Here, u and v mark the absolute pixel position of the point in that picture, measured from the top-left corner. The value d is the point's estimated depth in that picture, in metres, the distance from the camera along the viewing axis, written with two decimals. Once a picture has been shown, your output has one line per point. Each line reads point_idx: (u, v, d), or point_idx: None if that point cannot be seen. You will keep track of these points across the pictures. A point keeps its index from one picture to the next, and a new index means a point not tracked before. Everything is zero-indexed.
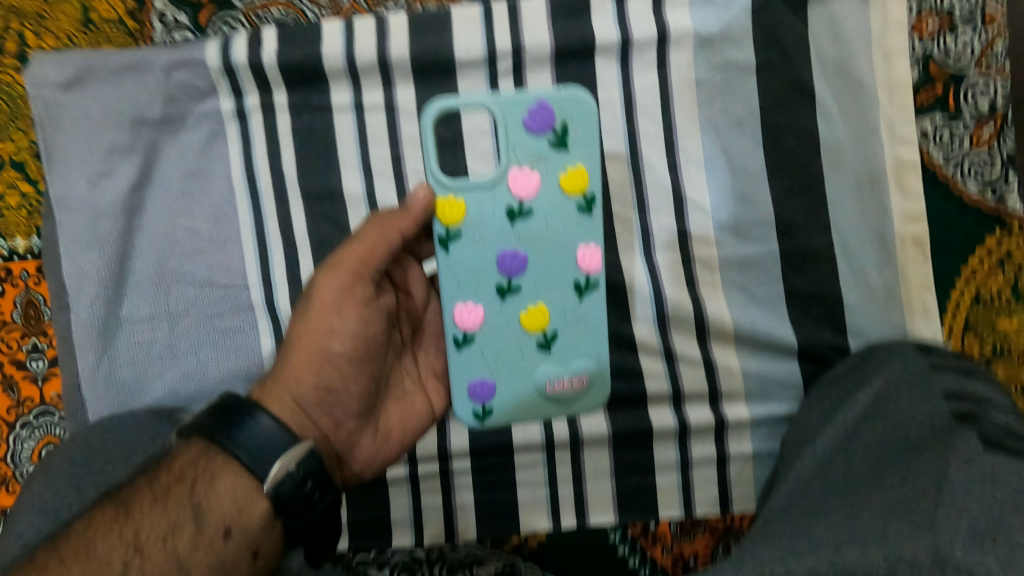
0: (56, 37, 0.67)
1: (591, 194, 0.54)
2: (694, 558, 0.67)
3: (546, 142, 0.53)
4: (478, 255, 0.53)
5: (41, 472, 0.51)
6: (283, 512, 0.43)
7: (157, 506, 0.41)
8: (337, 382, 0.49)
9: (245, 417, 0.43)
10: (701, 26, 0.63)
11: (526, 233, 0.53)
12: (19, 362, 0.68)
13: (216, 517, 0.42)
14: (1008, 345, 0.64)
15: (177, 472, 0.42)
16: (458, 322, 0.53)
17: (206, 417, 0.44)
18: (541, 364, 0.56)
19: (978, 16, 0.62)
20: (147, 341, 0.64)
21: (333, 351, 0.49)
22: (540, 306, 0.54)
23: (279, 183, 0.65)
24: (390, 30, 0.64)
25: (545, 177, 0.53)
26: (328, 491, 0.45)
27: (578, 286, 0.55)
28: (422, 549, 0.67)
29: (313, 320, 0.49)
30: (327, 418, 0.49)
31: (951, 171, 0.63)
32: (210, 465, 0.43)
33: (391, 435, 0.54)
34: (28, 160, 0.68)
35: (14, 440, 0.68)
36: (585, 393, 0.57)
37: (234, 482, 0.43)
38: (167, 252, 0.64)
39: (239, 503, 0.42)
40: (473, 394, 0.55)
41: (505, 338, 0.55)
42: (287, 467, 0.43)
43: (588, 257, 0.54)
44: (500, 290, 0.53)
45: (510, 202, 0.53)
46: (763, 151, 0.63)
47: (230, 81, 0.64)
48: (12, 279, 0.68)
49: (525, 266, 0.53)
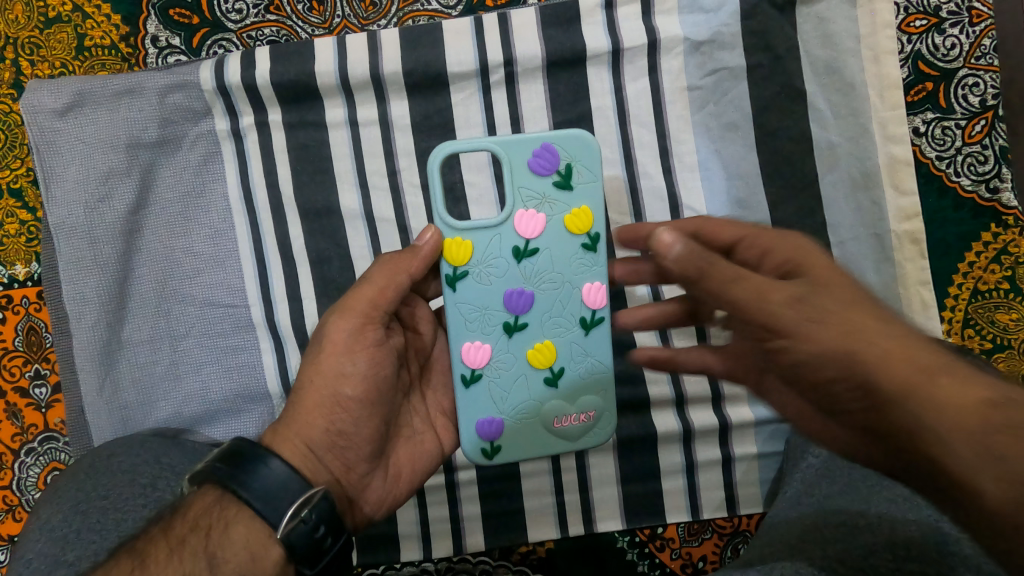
0: (50, 64, 0.68)
1: (597, 232, 0.52)
2: (702, 561, 0.66)
3: (551, 183, 0.52)
4: (484, 294, 0.52)
5: (50, 499, 0.51)
6: (295, 559, 0.40)
7: (171, 558, 0.39)
8: (349, 425, 0.47)
9: (256, 461, 0.41)
10: (690, 31, 0.64)
11: (532, 271, 0.52)
12: (23, 389, 0.68)
13: (230, 568, 0.39)
14: (1009, 337, 0.63)
15: (190, 521, 0.40)
16: (463, 359, 0.52)
17: (216, 463, 0.41)
18: (549, 400, 0.53)
19: (966, 13, 0.63)
20: (149, 364, 0.64)
21: (344, 395, 0.47)
22: (547, 342, 0.53)
23: (276, 201, 0.65)
24: (382, 44, 0.64)
25: (551, 217, 0.52)
26: (341, 536, 0.42)
27: (585, 321, 0.53)
28: (431, 562, 0.67)
29: (324, 363, 0.47)
30: (338, 461, 0.47)
31: (944, 168, 0.64)
32: (223, 512, 0.41)
33: (401, 475, 0.51)
34: (25, 187, 0.68)
35: (20, 467, 0.67)
36: (594, 430, 0.54)
37: (248, 529, 0.40)
38: (167, 274, 0.65)
39: (253, 552, 0.40)
40: (479, 432, 0.53)
41: (511, 375, 0.53)
42: (299, 512, 0.40)
43: (595, 292, 0.52)
44: (507, 327, 0.52)
45: (516, 242, 0.52)
46: (757, 152, 0.64)
47: (224, 101, 0.64)
48: (13, 306, 0.68)
49: (531, 304, 0.52)
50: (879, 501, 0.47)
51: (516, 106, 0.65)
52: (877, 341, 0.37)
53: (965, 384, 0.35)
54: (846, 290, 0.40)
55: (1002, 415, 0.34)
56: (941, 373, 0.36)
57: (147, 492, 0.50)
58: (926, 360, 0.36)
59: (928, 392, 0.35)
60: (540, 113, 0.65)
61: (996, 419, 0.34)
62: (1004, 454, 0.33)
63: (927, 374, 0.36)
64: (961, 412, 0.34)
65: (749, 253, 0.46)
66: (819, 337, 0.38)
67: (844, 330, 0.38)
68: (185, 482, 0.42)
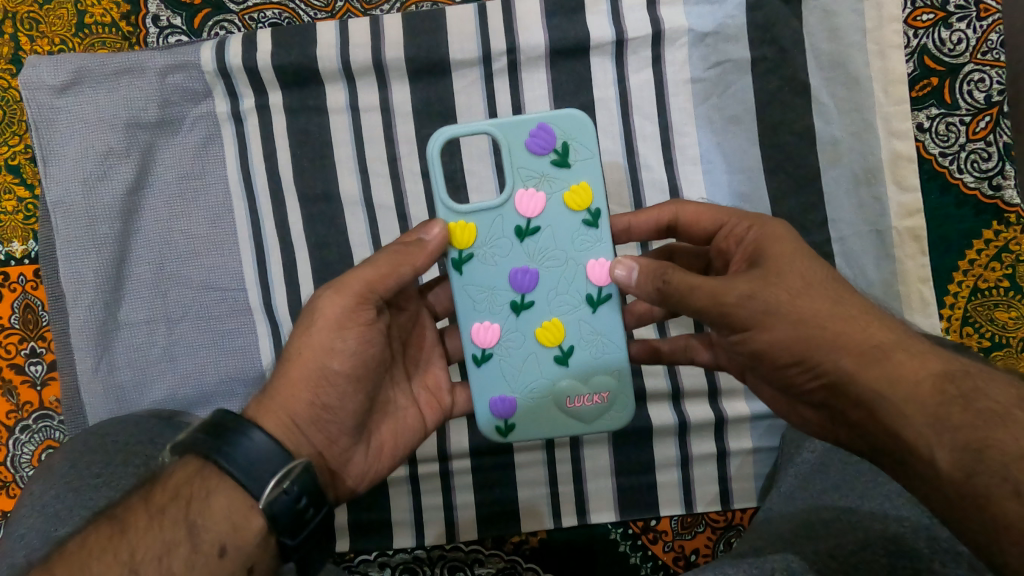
0: (50, 41, 0.68)
1: (598, 208, 0.51)
2: (694, 555, 0.66)
3: (549, 162, 0.51)
4: (490, 274, 0.52)
5: (43, 474, 0.51)
6: (278, 529, 0.40)
7: (151, 526, 0.39)
8: (334, 400, 0.47)
9: (234, 431, 0.40)
10: (696, 23, 0.63)
11: (536, 250, 0.52)
12: (18, 366, 0.68)
13: (212, 535, 0.39)
14: (1008, 335, 0.63)
15: (170, 490, 0.40)
16: (474, 339, 0.52)
17: (199, 435, 0.41)
18: (561, 380, 0.52)
19: (973, 8, 0.63)
20: (146, 345, 0.64)
21: (331, 369, 0.46)
22: (556, 320, 0.52)
23: (276, 184, 0.65)
24: (384, 29, 0.64)
25: (551, 196, 0.51)
26: (323, 507, 0.41)
27: (591, 299, 0.52)
28: (423, 550, 0.66)
29: (314, 337, 0.46)
30: (321, 433, 0.47)
31: (947, 164, 0.63)
32: (204, 483, 0.40)
33: (382, 450, 0.52)
34: (24, 164, 0.68)
35: (14, 443, 0.68)
36: (611, 411, 0.53)
37: (228, 499, 0.40)
38: (165, 255, 0.65)
39: (234, 521, 0.40)
40: (493, 410, 0.52)
41: (522, 353, 0.52)
42: (281, 484, 0.40)
43: (599, 268, 0.51)
44: (514, 306, 0.52)
45: (517, 222, 0.51)
46: (759, 146, 0.64)
47: (225, 84, 0.64)
48: (10, 284, 0.68)
49: (537, 282, 0.52)
50: (873, 496, 0.48)
51: (518, 95, 0.65)
52: (826, 325, 0.41)
53: (918, 358, 0.39)
54: (798, 275, 0.43)
55: (955, 387, 0.38)
56: (894, 350, 0.40)
57: (138, 471, 0.50)
58: (878, 338, 0.40)
59: (882, 370, 0.39)
60: (542, 103, 0.65)
61: (950, 390, 0.38)
62: (960, 426, 0.37)
63: (880, 352, 0.40)
64: (914, 387, 0.38)
65: (721, 242, 0.51)
66: (775, 328, 0.42)
67: (794, 320, 0.42)
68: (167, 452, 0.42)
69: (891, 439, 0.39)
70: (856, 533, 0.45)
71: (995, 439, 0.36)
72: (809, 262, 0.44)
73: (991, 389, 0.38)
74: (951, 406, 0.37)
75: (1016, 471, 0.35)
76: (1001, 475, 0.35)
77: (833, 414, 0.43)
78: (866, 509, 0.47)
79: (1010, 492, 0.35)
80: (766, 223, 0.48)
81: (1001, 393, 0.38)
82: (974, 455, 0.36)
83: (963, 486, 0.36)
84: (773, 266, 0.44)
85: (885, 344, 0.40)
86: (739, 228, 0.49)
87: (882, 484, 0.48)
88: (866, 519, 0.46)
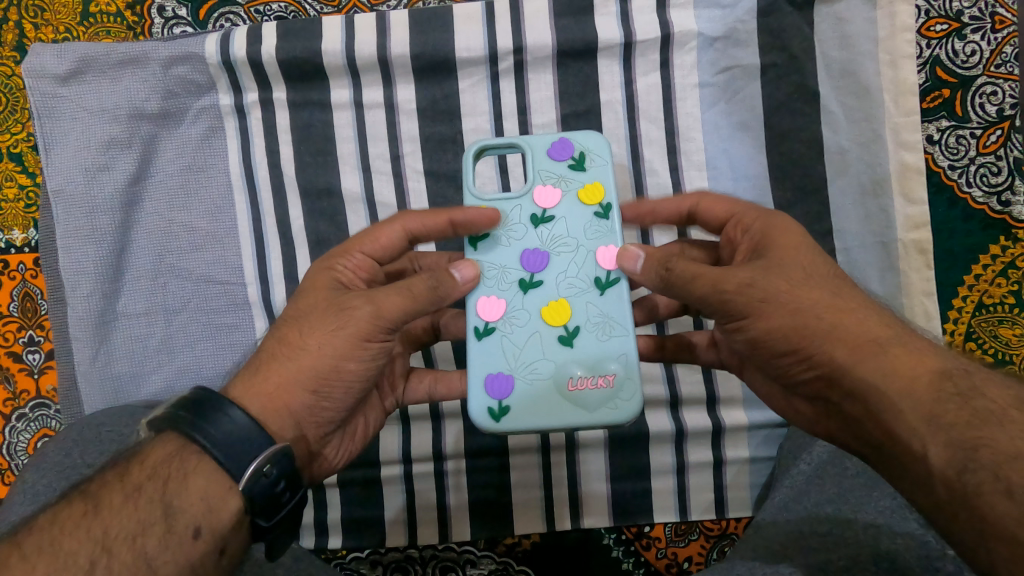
0: (54, 29, 0.68)
1: (610, 202, 0.51)
2: (687, 562, 0.65)
3: (566, 165, 0.52)
4: (502, 254, 0.51)
5: (36, 462, 0.51)
6: (253, 510, 0.40)
7: (126, 504, 0.38)
8: (337, 394, 0.46)
9: (212, 407, 0.40)
10: (704, 27, 0.63)
11: (550, 236, 0.51)
12: (16, 354, 0.68)
13: (187, 517, 0.39)
14: (1012, 352, 0.62)
15: (148, 469, 0.39)
16: (477, 312, 0.50)
17: (179, 412, 0.40)
18: (563, 362, 0.49)
19: (988, 19, 0.62)
20: (144, 336, 0.64)
21: (342, 370, 0.45)
22: (561, 301, 0.50)
23: (277, 178, 0.65)
24: (392, 26, 0.63)
25: (567, 192, 0.52)
26: (298, 491, 0.42)
27: (599, 282, 0.50)
28: (415, 548, 0.67)
29: (337, 341, 0.44)
30: (315, 421, 0.46)
31: (956, 177, 0.62)
32: (183, 464, 0.40)
33: (357, 431, 0.52)
34: (25, 151, 0.69)
35: (10, 431, 0.68)
36: (616, 399, 0.49)
37: (207, 481, 0.40)
38: (166, 247, 0.64)
39: (211, 503, 0.39)
40: (489, 388, 0.49)
41: (527, 332, 0.50)
42: (261, 467, 0.40)
43: (608, 254, 0.50)
44: (522, 285, 0.51)
45: (533, 210, 0.51)
46: (767, 152, 0.63)
47: (230, 77, 0.64)
48: (9, 271, 0.68)
49: (547, 263, 0.51)
50: (868, 511, 0.47)
51: (524, 95, 0.64)
52: (824, 316, 0.41)
53: (917, 355, 0.39)
54: (800, 266, 0.43)
55: (953, 384, 0.38)
56: (892, 346, 0.40)
57: None
58: (877, 334, 0.41)
59: (878, 365, 0.39)
60: (547, 103, 0.64)
61: (948, 388, 0.38)
62: (953, 423, 0.36)
63: (878, 346, 0.40)
64: (912, 382, 0.38)
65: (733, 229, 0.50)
66: (771, 315, 0.42)
67: (792, 310, 0.42)
68: (145, 431, 0.41)
69: (883, 434, 0.39)
70: (849, 549, 0.44)
71: (988, 437, 0.35)
72: (811, 253, 0.44)
73: (989, 390, 0.37)
74: (948, 404, 0.37)
75: (1007, 469, 0.34)
76: (994, 474, 0.34)
77: (829, 406, 0.43)
78: (861, 522, 0.46)
79: (1002, 490, 0.34)
80: (775, 217, 0.47)
81: (998, 393, 0.37)
82: (967, 453, 0.35)
83: (955, 484, 0.35)
84: (777, 255, 0.44)
85: (882, 340, 0.40)
86: (751, 217, 0.48)
87: (878, 501, 0.47)
88: (860, 536, 0.45)
